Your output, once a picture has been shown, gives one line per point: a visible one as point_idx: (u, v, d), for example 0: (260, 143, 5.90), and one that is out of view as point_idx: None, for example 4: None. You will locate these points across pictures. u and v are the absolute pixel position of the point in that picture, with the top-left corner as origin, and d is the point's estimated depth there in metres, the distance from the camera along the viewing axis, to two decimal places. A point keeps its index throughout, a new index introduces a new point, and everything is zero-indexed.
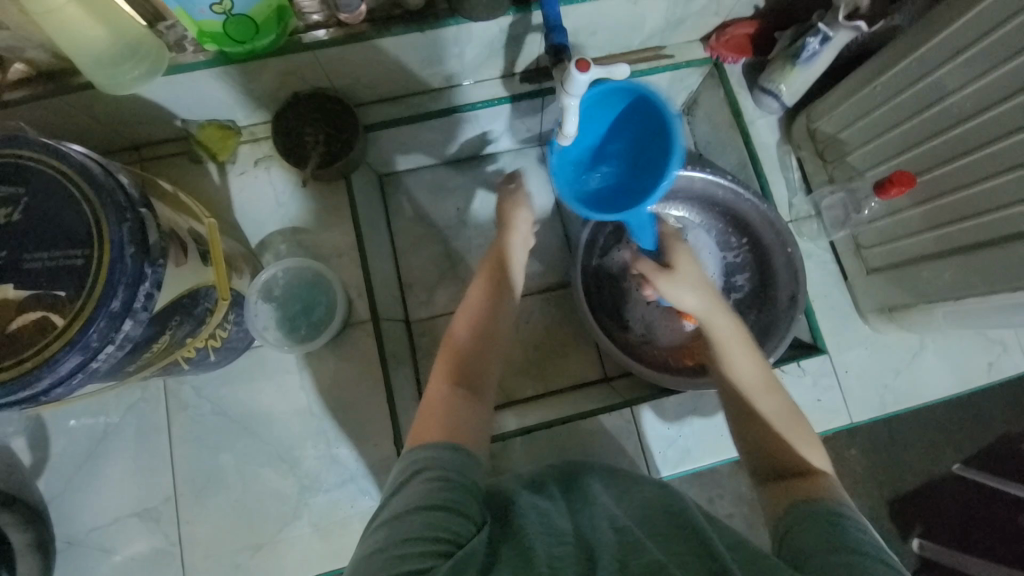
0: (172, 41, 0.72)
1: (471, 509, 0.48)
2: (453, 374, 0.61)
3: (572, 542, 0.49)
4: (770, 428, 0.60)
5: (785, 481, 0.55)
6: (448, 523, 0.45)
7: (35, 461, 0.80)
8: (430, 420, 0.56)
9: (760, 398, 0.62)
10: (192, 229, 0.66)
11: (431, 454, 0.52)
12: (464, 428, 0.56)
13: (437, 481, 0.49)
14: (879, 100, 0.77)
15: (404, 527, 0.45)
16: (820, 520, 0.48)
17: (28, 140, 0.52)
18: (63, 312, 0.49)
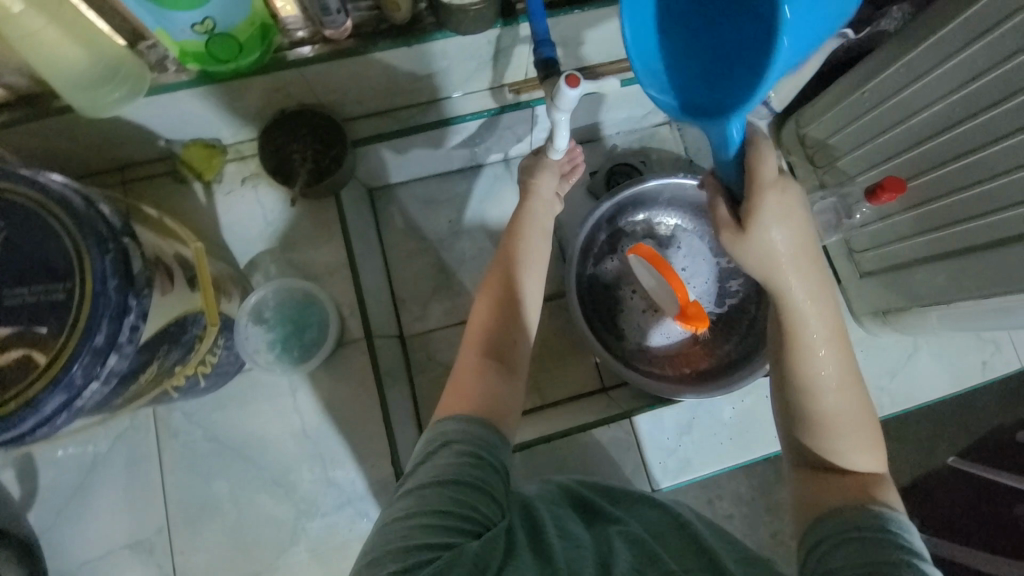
0: (154, 62, 0.71)
1: (496, 489, 0.51)
2: (484, 348, 0.63)
3: (588, 548, 0.49)
4: (832, 426, 0.55)
5: (830, 485, 0.54)
6: (476, 503, 0.48)
7: (23, 495, 0.78)
8: (460, 392, 0.59)
9: (830, 393, 0.55)
10: (178, 254, 0.64)
11: (463, 429, 0.54)
12: (493, 406, 0.58)
13: (467, 458, 0.51)
14: (869, 106, 0.77)
15: (435, 499, 0.47)
16: (847, 531, 0.49)
17: (5, 171, 0.50)
18: (44, 350, 0.47)
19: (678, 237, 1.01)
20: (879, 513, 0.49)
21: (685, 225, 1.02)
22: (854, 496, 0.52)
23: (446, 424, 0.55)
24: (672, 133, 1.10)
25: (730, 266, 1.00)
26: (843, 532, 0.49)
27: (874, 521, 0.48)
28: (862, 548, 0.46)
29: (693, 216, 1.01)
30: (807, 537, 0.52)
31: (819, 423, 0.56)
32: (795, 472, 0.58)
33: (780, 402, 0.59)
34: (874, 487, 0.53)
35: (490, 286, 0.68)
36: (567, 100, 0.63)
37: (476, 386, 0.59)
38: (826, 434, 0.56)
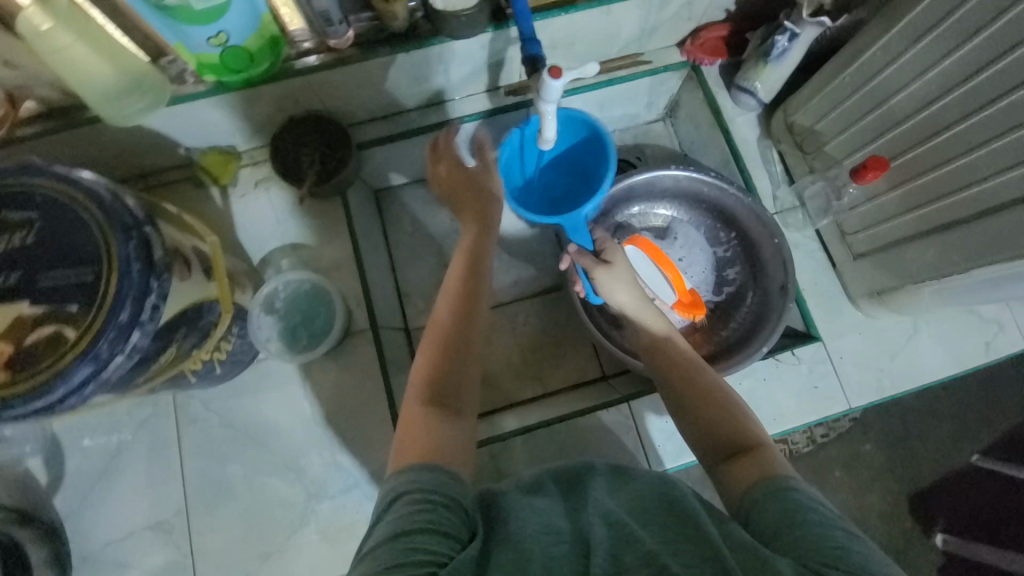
0: (174, 75, 0.79)
1: (454, 528, 0.49)
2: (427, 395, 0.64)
3: (568, 540, 0.49)
4: (717, 411, 0.67)
5: (735, 466, 0.60)
6: (430, 545, 0.46)
7: (52, 480, 0.83)
8: (409, 440, 0.59)
9: (703, 380, 0.71)
10: (196, 248, 0.70)
11: (418, 478, 0.53)
12: (443, 449, 0.58)
13: (422, 504, 0.50)
14: (850, 90, 0.81)
15: (387, 556, 0.46)
16: (775, 491, 0.54)
17: (39, 169, 0.56)
18: (76, 325, 0.52)
19: (674, 228, 1.04)
20: (781, 478, 0.55)
21: (679, 216, 1.04)
22: (760, 468, 0.58)
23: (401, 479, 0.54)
24: (666, 129, 1.14)
25: (726, 255, 1.02)
26: (769, 494, 0.54)
27: (788, 485, 0.54)
28: (791, 508, 0.51)
29: (688, 207, 1.03)
30: (738, 507, 0.56)
31: (708, 413, 0.67)
32: (710, 467, 0.64)
33: (681, 411, 0.70)
34: (772, 459, 0.59)
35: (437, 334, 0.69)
36: (550, 91, 0.66)
37: (424, 432, 0.59)
38: (715, 421, 0.66)
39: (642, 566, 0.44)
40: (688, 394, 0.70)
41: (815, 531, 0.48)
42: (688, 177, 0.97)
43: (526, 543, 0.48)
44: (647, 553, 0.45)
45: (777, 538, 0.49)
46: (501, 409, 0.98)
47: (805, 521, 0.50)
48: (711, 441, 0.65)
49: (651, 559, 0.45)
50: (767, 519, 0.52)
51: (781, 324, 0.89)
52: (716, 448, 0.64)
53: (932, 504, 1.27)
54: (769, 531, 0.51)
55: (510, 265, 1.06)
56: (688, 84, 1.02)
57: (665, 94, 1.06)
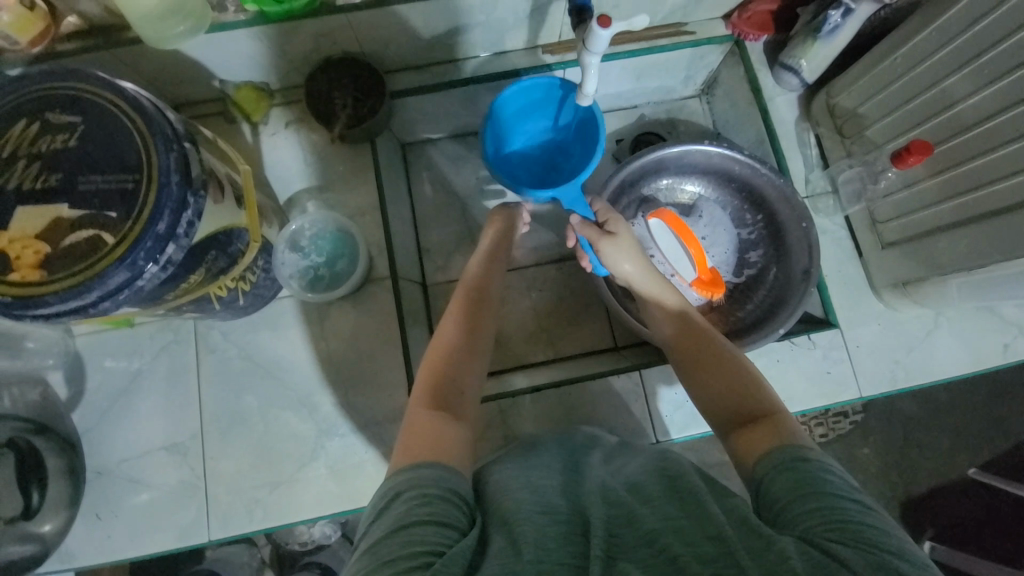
0: (216, 2, 0.77)
1: (453, 518, 0.50)
2: (431, 402, 0.65)
3: (565, 520, 0.50)
4: (726, 383, 0.67)
5: (749, 434, 0.60)
6: (429, 537, 0.47)
7: (71, 396, 0.85)
8: (418, 439, 0.59)
9: (715, 351, 0.71)
10: (229, 175, 0.70)
11: (417, 474, 0.53)
12: (449, 447, 0.58)
13: (421, 497, 0.51)
14: (898, 73, 0.79)
15: (387, 549, 0.46)
16: (789, 463, 0.54)
17: (85, 75, 0.56)
18: (113, 231, 0.53)
19: (700, 206, 1.03)
20: (796, 446, 0.56)
21: (707, 194, 1.03)
22: (771, 437, 0.58)
23: (411, 473, 0.54)
24: (702, 106, 1.12)
25: (750, 237, 1.01)
26: (781, 464, 0.54)
27: (801, 454, 0.55)
28: (802, 478, 0.52)
29: (716, 185, 1.02)
30: (749, 478, 0.58)
31: (719, 385, 0.67)
32: (724, 437, 0.64)
33: (694, 380, 0.70)
34: (787, 426, 0.60)
35: (445, 342, 0.73)
36: (598, 41, 0.65)
37: (433, 430, 0.60)
38: (727, 392, 0.66)
39: (643, 544, 0.47)
40: (697, 366, 0.71)
41: (826, 505, 0.49)
42: (721, 154, 0.95)
43: (521, 526, 0.49)
44: (646, 532, 0.48)
45: (787, 511, 0.51)
46: (512, 369, 1.00)
47: (816, 492, 0.51)
48: (723, 411, 0.65)
49: (650, 541, 0.47)
50: (779, 489, 0.53)
51: (800, 308, 0.88)
52: (729, 418, 0.64)
53: (924, 511, 1.28)
54: (780, 503, 0.52)
55: (532, 229, 1.06)
56: (730, 59, 1.00)
57: (705, 69, 1.04)
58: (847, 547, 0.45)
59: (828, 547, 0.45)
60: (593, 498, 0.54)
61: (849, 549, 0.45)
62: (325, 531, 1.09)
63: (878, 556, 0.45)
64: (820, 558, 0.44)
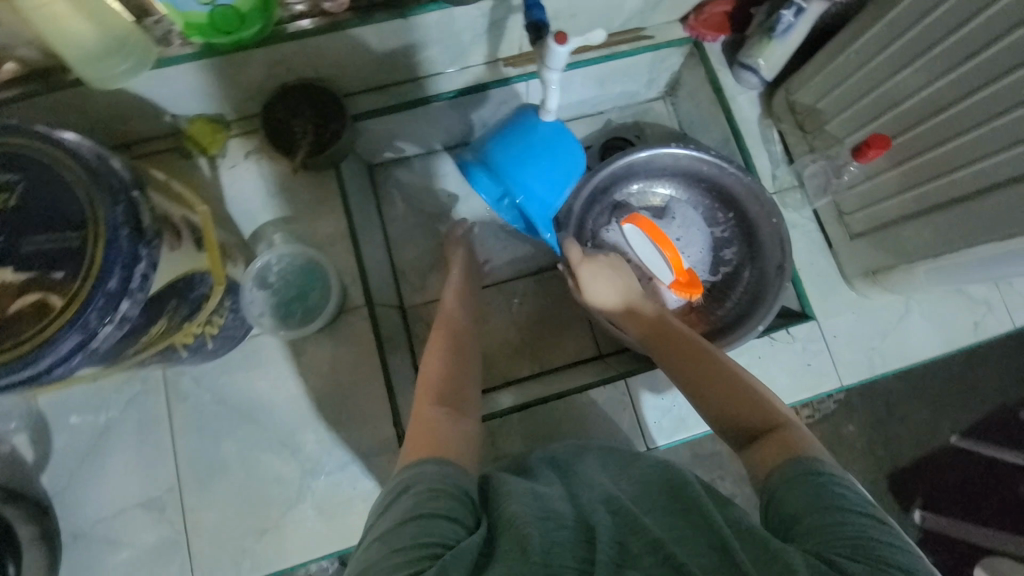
0: (159, 36, 0.74)
1: (460, 513, 0.50)
2: (438, 399, 0.65)
3: (570, 526, 0.49)
4: (730, 399, 0.67)
5: (762, 449, 0.60)
6: (438, 531, 0.47)
7: (37, 459, 0.81)
8: (423, 438, 0.59)
9: (714, 367, 0.71)
10: (185, 217, 0.67)
11: (426, 469, 0.53)
12: (455, 446, 0.58)
13: (429, 492, 0.50)
14: (853, 68, 0.80)
15: (397, 539, 0.46)
16: (801, 476, 0.54)
17: (19, 129, 0.53)
18: (61, 292, 0.50)
19: (672, 207, 1.03)
20: (809, 458, 0.56)
21: (678, 195, 1.03)
22: (783, 451, 0.58)
23: (413, 470, 0.54)
24: (666, 108, 1.13)
25: (723, 235, 1.02)
26: (794, 478, 0.54)
27: (816, 466, 0.54)
28: (814, 492, 0.52)
29: (686, 186, 1.02)
30: (762, 491, 0.57)
31: (721, 399, 0.67)
32: (739, 451, 0.64)
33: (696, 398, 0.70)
34: (801, 439, 0.59)
35: (433, 369, 0.71)
36: (556, 58, 0.64)
37: (435, 430, 0.59)
38: (732, 407, 0.66)
39: (648, 553, 0.45)
40: (701, 382, 0.70)
41: (835, 520, 0.48)
42: (688, 156, 0.96)
43: (525, 529, 0.47)
44: (650, 539, 0.47)
45: (798, 525, 0.50)
46: (497, 387, 0.98)
47: (829, 506, 0.50)
48: (733, 427, 0.65)
49: (656, 547, 0.46)
50: (792, 504, 0.52)
51: (777, 303, 0.89)
52: (740, 434, 0.64)
53: (914, 482, 1.31)
54: (791, 517, 0.51)
55: (508, 243, 1.05)
56: (690, 61, 1.00)
57: (666, 71, 1.04)
58: (857, 560, 0.45)
59: (834, 560, 0.45)
60: (598, 508, 0.52)
61: (859, 563, 0.44)
62: (321, 566, 1.06)
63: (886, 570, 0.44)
64: (823, 567, 0.44)
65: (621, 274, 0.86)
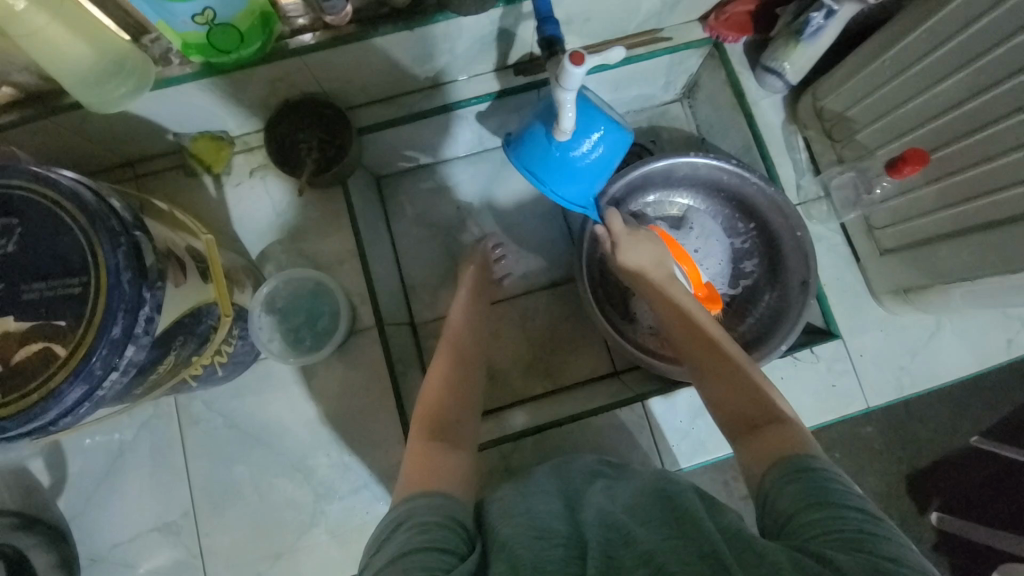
0: (158, 55, 0.71)
1: (453, 544, 0.48)
2: (428, 432, 0.63)
3: (564, 543, 0.47)
4: (732, 387, 0.66)
5: (757, 442, 0.59)
6: (430, 563, 0.45)
7: (54, 482, 0.81)
8: (422, 468, 0.57)
9: (720, 352, 0.69)
10: (189, 247, 0.66)
11: (416, 504, 0.52)
12: (446, 478, 0.57)
13: (420, 525, 0.49)
14: (889, 75, 0.75)
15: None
16: (794, 473, 0.52)
17: (16, 169, 0.51)
18: (64, 342, 0.49)
19: (690, 217, 0.99)
20: (805, 455, 0.54)
21: (697, 205, 0.99)
22: (779, 445, 0.56)
23: (410, 503, 0.52)
24: (684, 111, 1.08)
25: (744, 247, 0.98)
26: (788, 475, 0.52)
27: (809, 463, 0.52)
28: (811, 489, 0.50)
29: (706, 195, 0.98)
30: (756, 489, 0.55)
31: (721, 386, 0.66)
32: (731, 442, 0.62)
33: (700, 380, 0.69)
34: (798, 434, 0.58)
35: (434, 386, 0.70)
36: (572, 79, 0.61)
37: (430, 463, 0.58)
38: (731, 393, 0.65)
39: (640, 565, 0.42)
40: (706, 366, 0.69)
41: (831, 514, 0.47)
42: (708, 165, 0.91)
43: (519, 549, 0.46)
44: (643, 554, 0.44)
45: (793, 522, 0.49)
46: (511, 405, 0.97)
47: (822, 502, 0.48)
48: (731, 417, 0.64)
49: (647, 560, 0.43)
50: (785, 501, 0.51)
51: (801, 321, 0.85)
52: (737, 426, 0.63)
53: (929, 485, 1.27)
54: (785, 514, 0.50)
55: (520, 255, 1.03)
56: (710, 62, 0.95)
57: (684, 73, 0.99)
58: (846, 552, 0.43)
59: (823, 553, 0.43)
60: (592, 519, 0.50)
61: (854, 558, 0.42)
62: None
63: (876, 562, 0.42)
64: (808, 561, 0.42)
65: (664, 254, 0.83)
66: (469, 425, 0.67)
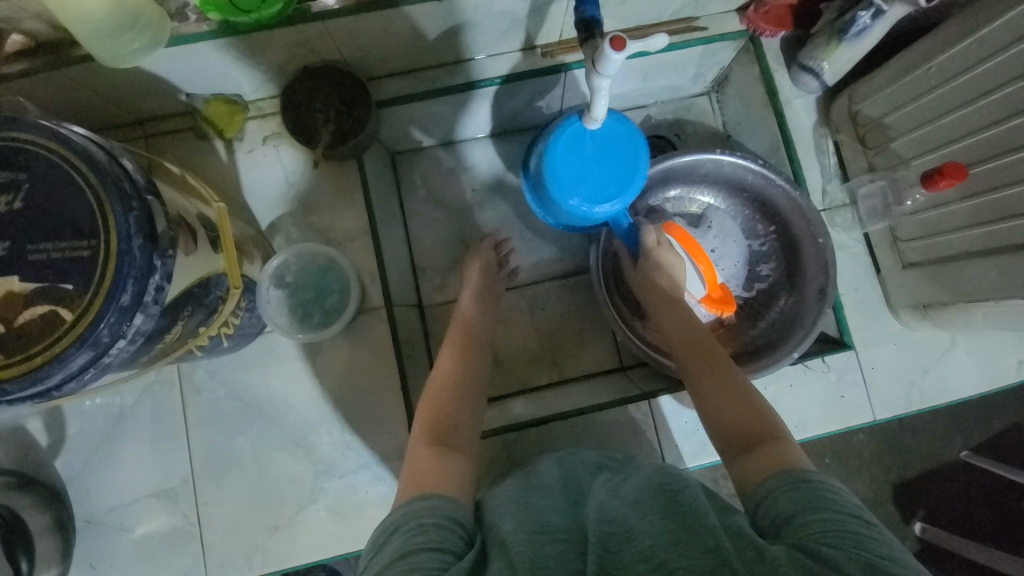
0: (174, 10, 0.67)
1: (450, 543, 0.47)
2: (429, 437, 0.62)
3: (565, 539, 0.46)
4: (727, 401, 0.65)
5: (752, 455, 0.57)
6: (424, 565, 0.44)
7: (52, 443, 0.80)
8: (430, 476, 0.56)
9: (718, 368, 0.69)
10: (201, 214, 0.64)
11: (414, 507, 0.51)
12: (448, 480, 0.56)
13: (419, 526, 0.48)
14: (933, 83, 0.73)
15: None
16: (790, 482, 0.51)
17: (26, 122, 0.49)
18: (70, 306, 0.47)
19: (709, 216, 0.97)
20: (797, 468, 0.52)
21: (717, 203, 0.97)
22: (773, 460, 0.55)
23: (408, 507, 0.51)
24: (711, 105, 1.05)
25: (761, 249, 0.96)
26: (784, 484, 0.51)
27: (803, 475, 0.51)
28: (809, 494, 0.49)
29: (728, 194, 0.96)
30: (750, 503, 0.53)
31: (716, 399, 0.66)
32: (726, 461, 0.61)
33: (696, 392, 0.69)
34: (790, 450, 0.56)
35: (445, 374, 0.71)
36: (610, 64, 0.60)
37: (434, 471, 0.56)
38: (726, 407, 0.64)
39: (640, 562, 0.42)
40: (702, 378, 0.69)
41: (829, 517, 0.46)
42: (734, 163, 0.88)
43: (520, 543, 0.45)
44: (644, 547, 0.44)
45: (790, 523, 0.47)
46: (513, 395, 0.96)
47: (819, 506, 0.47)
48: (726, 431, 0.62)
49: (649, 556, 0.43)
50: (783, 504, 0.49)
51: (816, 329, 0.83)
52: (732, 439, 0.61)
53: (918, 495, 1.25)
54: (783, 517, 0.48)
55: (533, 244, 1.01)
56: (743, 56, 0.91)
57: (715, 66, 0.95)
58: (844, 552, 0.42)
59: (821, 552, 0.42)
60: (592, 514, 0.50)
61: (856, 560, 0.41)
62: None
63: (876, 563, 0.41)
64: (808, 560, 0.41)
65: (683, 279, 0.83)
66: (470, 416, 0.66)
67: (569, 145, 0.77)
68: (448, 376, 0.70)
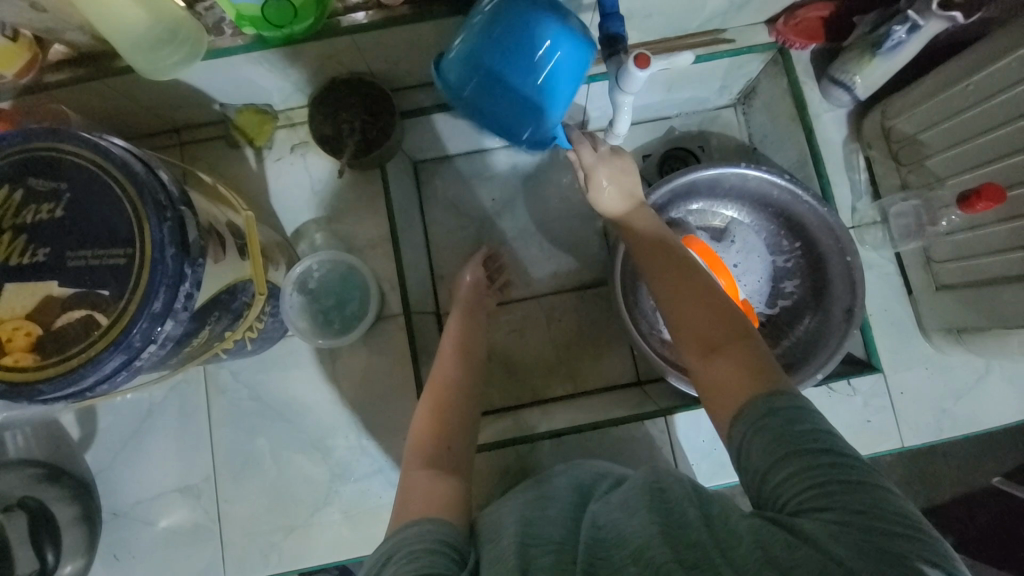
0: (210, 24, 0.69)
1: (443, 568, 0.46)
2: (426, 462, 0.62)
3: (558, 550, 0.45)
4: (696, 307, 0.59)
5: (719, 362, 0.54)
6: None
7: (82, 436, 0.84)
8: (420, 502, 0.55)
9: (687, 278, 0.62)
10: (230, 222, 0.66)
11: (403, 536, 0.50)
12: (439, 502, 0.54)
13: (410, 554, 0.47)
14: (972, 100, 0.70)
15: None
16: (761, 418, 0.47)
17: (68, 134, 0.51)
18: (106, 312, 0.49)
19: (732, 230, 0.96)
20: (768, 389, 0.50)
21: (741, 217, 0.95)
22: (742, 373, 0.52)
23: (402, 531, 0.50)
24: (737, 118, 1.03)
25: (786, 266, 0.94)
26: (755, 423, 0.48)
27: (774, 402, 0.48)
28: (780, 431, 0.46)
29: (752, 208, 0.94)
30: (725, 441, 0.51)
31: (682, 305, 0.60)
32: (688, 362, 0.58)
33: (661, 297, 0.63)
34: (762, 362, 0.53)
35: (445, 376, 0.73)
36: (634, 81, 0.64)
37: (430, 491, 0.57)
38: (691, 312, 0.59)
39: (630, 566, 0.40)
40: (670, 289, 0.62)
41: (801, 459, 0.44)
42: (758, 177, 0.86)
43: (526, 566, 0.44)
44: (633, 552, 0.41)
45: (768, 478, 0.45)
46: (527, 405, 0.96)
47: (794, 449, 0.45)
48: (691, 334, 0.58)
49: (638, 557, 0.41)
50: (757, 452, 0.47)
51: (841, 350, 0.80)
52: (696, 342, 0.57)
53: (944, 522, 1.20)
54: (756, 473, 0.46)
55: (551, 254, 1.01)
56: (772, 69, 0.90)
57: (743, 78, 0.93)
58: (824, 518, 0.41)
59: (795, 527, 0.41)
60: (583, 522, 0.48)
61: (830, 525, 0.40)
62: None
63: (855, 520, 0.40)
64: (787, 540, 0.40)
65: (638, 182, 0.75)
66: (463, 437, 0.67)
67: (525, 50, 0.63)
68: (447, 379, 0.73)
